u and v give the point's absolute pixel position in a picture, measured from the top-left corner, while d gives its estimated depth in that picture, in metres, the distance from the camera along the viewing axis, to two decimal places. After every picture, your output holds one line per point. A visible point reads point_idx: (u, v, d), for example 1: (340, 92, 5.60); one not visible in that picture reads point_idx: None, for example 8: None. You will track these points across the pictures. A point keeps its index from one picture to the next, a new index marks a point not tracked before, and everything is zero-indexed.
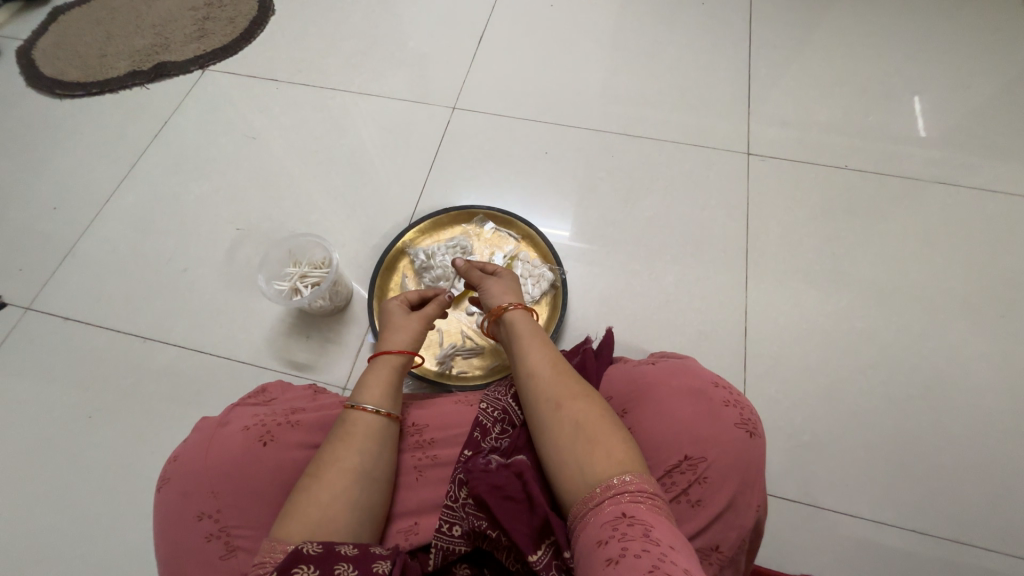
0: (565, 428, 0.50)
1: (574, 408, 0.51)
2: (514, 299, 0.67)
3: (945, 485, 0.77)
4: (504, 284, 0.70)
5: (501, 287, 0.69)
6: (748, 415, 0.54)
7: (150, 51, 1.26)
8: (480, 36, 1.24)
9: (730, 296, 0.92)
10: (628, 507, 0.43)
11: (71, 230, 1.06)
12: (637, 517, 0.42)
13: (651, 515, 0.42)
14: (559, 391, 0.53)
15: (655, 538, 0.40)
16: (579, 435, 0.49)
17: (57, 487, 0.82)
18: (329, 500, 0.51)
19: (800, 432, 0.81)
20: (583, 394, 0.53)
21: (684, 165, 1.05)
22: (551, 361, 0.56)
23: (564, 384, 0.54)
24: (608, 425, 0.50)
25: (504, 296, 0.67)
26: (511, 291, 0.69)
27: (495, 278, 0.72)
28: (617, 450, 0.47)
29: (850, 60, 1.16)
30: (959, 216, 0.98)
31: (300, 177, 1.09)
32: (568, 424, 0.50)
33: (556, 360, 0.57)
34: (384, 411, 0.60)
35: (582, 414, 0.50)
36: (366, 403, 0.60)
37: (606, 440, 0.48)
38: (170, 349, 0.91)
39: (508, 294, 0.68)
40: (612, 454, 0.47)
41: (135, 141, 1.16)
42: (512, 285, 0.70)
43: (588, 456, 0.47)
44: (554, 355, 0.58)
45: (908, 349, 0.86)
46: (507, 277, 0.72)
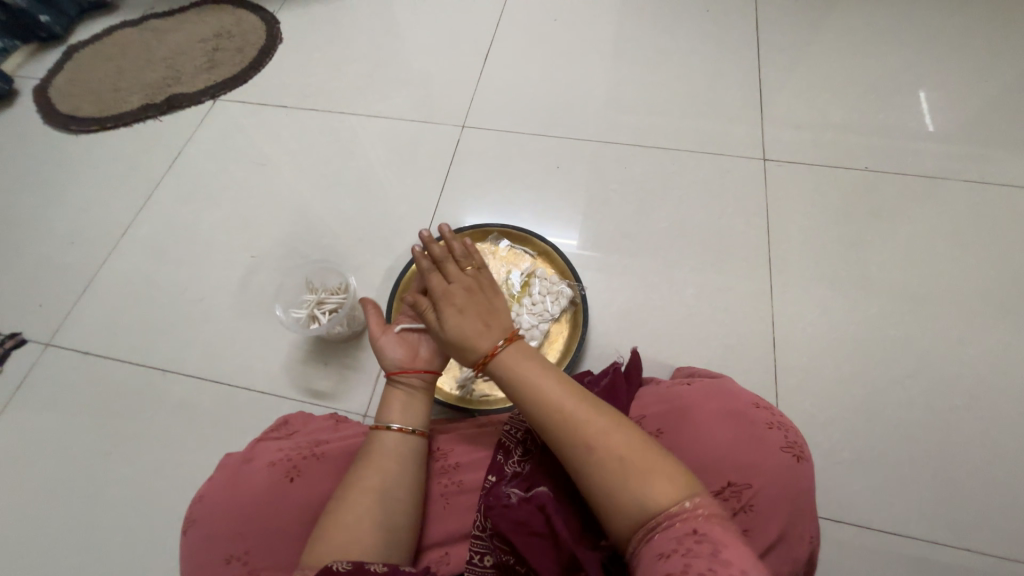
0: (612, 457, 0.46)
1: (611, 438, 0.47)
2: (484, 322, 0.57)
3: (996, 499, 0.74)
4: (476, 300, 0.60)
5: (470, 307, 0.59)
6: (794, 438, 0.51)
7: (162, 84, 1.28)
8: (485, 54, 1.24)
9: (754, 306, 0.89)
10: (695, 527, 0.40)
11: (89, 264, 1.06)
12: (706, 536, 0.39)
13: (722, 533, 0.39)
14: (600, 418, 0.48)
15: (726, 558, 0.36)
16: (630, 462, 0.45)
17: (78, 526, 0.81)
18: (361, 523, 0.50)
19: (838, 447, 0.78)
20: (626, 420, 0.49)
21: (698, 173, 1.03)
22: (565, 384, 0.51)
23: (602, 411, 0.49)
24: (660, 449, 0.46)
25: (476, 337, 0.56)
26: (482, 314, 0.58)
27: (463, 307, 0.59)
28: (672, 475, 0.44)
29: (860, 59, 1.14)
30: (986, 214, 0.95)
31: (312, 202, 1.09)
32: (616, 452, 0.46)
33: (574, 386, 0.51)
34: (410, 427, 0.58)
35: (630, 441, 0.46)
36: (393, 421, 0.58)
37: (662, 463, 0.44)
38: (188, 380, 0.91)
39: (475, 319, 0.58)
40: (669, 480, 0.43)
41: (150, 172, 1.17)
42: (490, 307, 0.59)
43: (643, 481, 0.44)
44: (572, 383, 0.52)
45: (944, 355, 0.83)
46: (486, 294, 0.61)
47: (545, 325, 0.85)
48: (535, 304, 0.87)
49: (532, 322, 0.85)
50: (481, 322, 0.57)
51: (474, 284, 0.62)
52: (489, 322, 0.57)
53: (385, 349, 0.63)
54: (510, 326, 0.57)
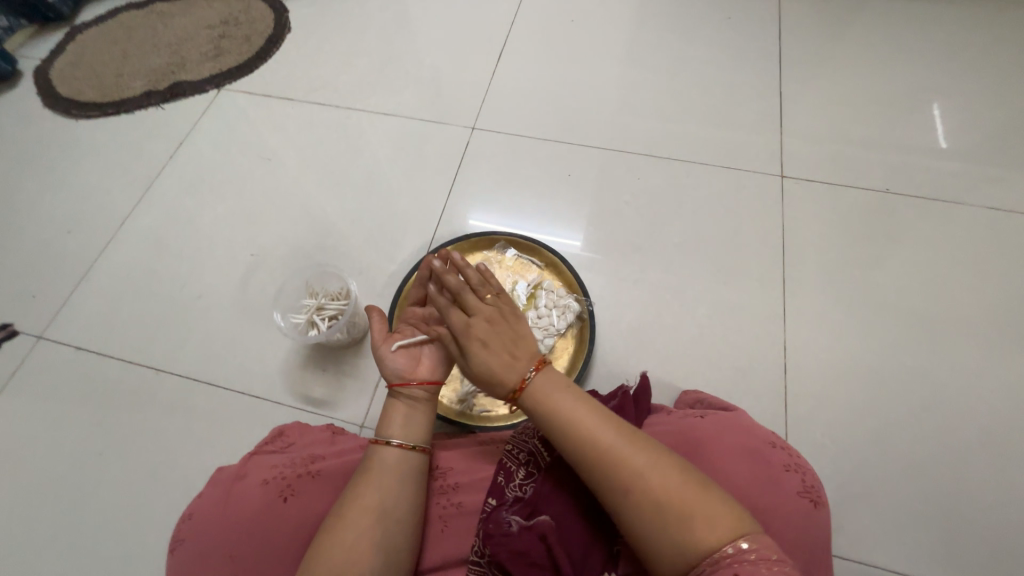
0: (647, 496, 0.43)
1: (650, 475, 0.44)
2: (511, 353, 0.53)
3: (1008, 541, 0.72)
4: (499, 329, 0.55)
5: (495, 337, 0.54)
6: (810, 481, 0.50)
7: (165, 71, 1.25)
8: (497, 53, 1.21)
9: (765, 329, 0.87)
10: (739, 571, 0.37)
11: (86, 255, 1.04)
12: None
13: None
14: (630, 452, 0.46)
15: None
16: (668, 503, 0.43)
17: (65, 529, 0.79)
18: (355, 545, 0.48)
19: (847, 480, 0.76)
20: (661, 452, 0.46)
21: (713, 188, 1.01)
22: (595, 416, 0.49)
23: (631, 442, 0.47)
24: (701, 486, 0.44)
25: (500, 374, 0.53)
26: (506, 346, 0.54)
27: (488, 341, 0.54)
28: (716, 513, 0.41)
29: (885, 75, 1.11)
30: (1008, 243, 0.92)
31: (316, 200, 1.06)
32: (651, 491, 0.44)
33: (611, 420, 0.48)
34: (410, 444, 0.56)
35: (664, 478, 0.44)
36: (394, 437, 0.56)
37: (704, 505, 0.42)
38: (183, 381, 0.88)
39: (501, 350, 0.54)
40: (713, 521, 0.41)
41: (151, 162, 1.14)
42: (516, 334, 0.55)
43: (686, 525, 0.41)
44: (609, 414, 0.49)
45: (960, 389, 0.81)
46: (509, 321, 0.56)
47: (550, 340, 0.83)
48: (541, 318, 0.84)
49: (537, 337, 0.82)
50: (508, 353, 0.53)
51: (495, 310, 0.57)
52: (516, 351, 0.54)
53: (385, 360, 0.60)
54: (538, 350, 0.54)
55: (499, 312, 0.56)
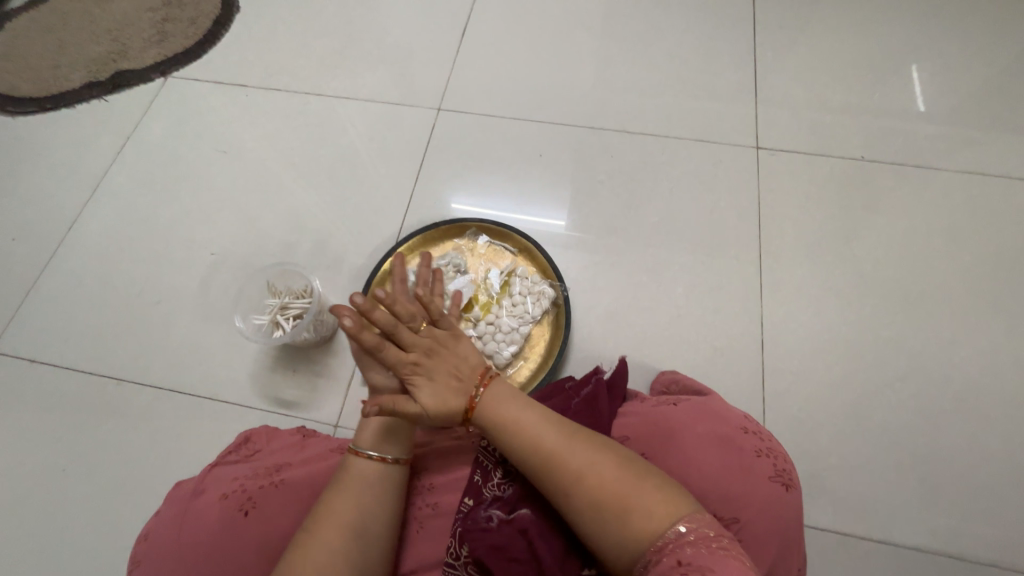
0: (590, 494, 0.43)
1: (592, 471, 0.44)
2: (457, 378, 0.50)
3: (979, 504, 0.73)
4: (440, 359, 0.51)
5: (439, 368, 0.50)
6: (783, 464, 0.50)
7: (106, 60, 1.17)
8: (463, 29, 1.14)
9: (743, 306, 0.86)
10: (681, 554, 0.38)
11: (34, 262, 0.98)
12: (692, 563, 0.37)
13: (714, 555, 0.37)
14: (571, 450, 0.45)
15: None
16: (610, 499, 0.42)
17: (35, 547, 0.76)
18: (325, 559, 0.45)
19: (824, 453, 0.77)
20: (600, 444, 0.46)
21: (688, 163, 0.98)
22: (537, 415, 0.48)
23: (571, 439, 0.46)
24: (640, 475, 0.43)
25: (451, 399, 0.49)
26: (450, 370, 0.50)
27: (432, 369, 0.50)
28: (655, 500, 0.41)
29: (861, 38, 1.08)
30: (984, 208, 0.92)
31: (277, 193, 1.01)
32: (594, 489, 0.43)
33: (546, 419, 0.47)
34: (390, 457, 0.53)
35: (605, 473, 0.43)
36: (370, 449, 0.54)
37: (642, 494, 0.42)
38: (147, 391, 0.85)
39: (447, 378, 0.50)
40: (653, 508, 0.41)
41: (97, 160, 1.08)
42: (457, 357, 0.51)
43: (628, 518, 0.41)
44: (545, 412, 0.49)
45: (936, 357, 0.81)
46: (448, 346, 0.51)
47: (526, 328, 0.81)
48: (516, 306, 0.82)
49: (513, 326, 0.80)
50: (454, 380, 0.50)
51: (432, 339, 0.51)
52: (459, 375, 0.50)
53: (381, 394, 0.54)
54: (479, 365, 0.52)
55: (438, 335, 0.52)
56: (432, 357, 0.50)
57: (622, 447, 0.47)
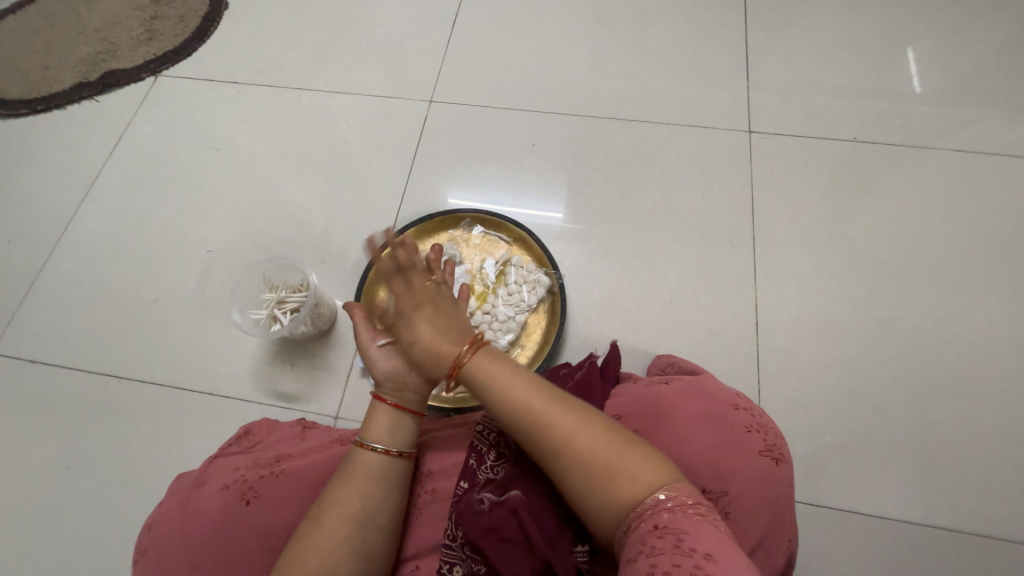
0: (574, 461, 0.43)
1: (578, 438, 0.44)
2: (455, 327, 0.54)
3: (973, 478, 0.74)
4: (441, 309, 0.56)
5: (438, 316, 0.55)
6: (773, 439, 0.51)
7: (96, 59, 1.16)
8: (452, 20, 1.14)
9: (738, 290, 0.86)
10: (658, 518, 0.38)
11: (30, 263, 0.99)
12: (669, 527, 0.37)
13: (690, 521, 0.37)
14: (558, 418, 0.45)
15: (689, 548, 0.35)
16: (593, 467, 0.43)
17: (43, 543, 0.78)
18: (330, 546, 0.47)
19: (818, 432, 0.78)
20: (585, 412, 0.46)
21: (680, 148, 0.98)
22: (524, 380, 0.48)
23: (558, 406, 0.46)
24: (625, 444, 0.43)
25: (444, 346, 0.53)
26: (448, 323, 0.55)
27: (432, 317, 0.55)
28: (638, 468, 0.41)
29: (852, 19, 1.07)
30: (976, 186, 0.92)
31: (271, 189, 1.01)
32: (579, 456, 0.43)
33: (535, 384, 0.48)
34: (394, 449, 0.54)
35: (590, 441, 0.44)
36: (376, 442, 0.54)
37: (626, 461, 0.42)
38: (147, 388, 0.86)
39: (445, 326, 0.54)
40: (637, 476, 0.41)
41: (90, 160, 1.08)
42: (456, 314, 0.56)
43: (611, 484, 0.41)
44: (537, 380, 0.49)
45: (930, 335, 0.82)
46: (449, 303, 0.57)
47: (522, 316, 0.81)
48: (512, 295, 0.83)
49: (508, 314, 0.81)
50: (450, 328, 0.54)
51: (436, 294, 0.57)
52: (456, 328, 0.54)
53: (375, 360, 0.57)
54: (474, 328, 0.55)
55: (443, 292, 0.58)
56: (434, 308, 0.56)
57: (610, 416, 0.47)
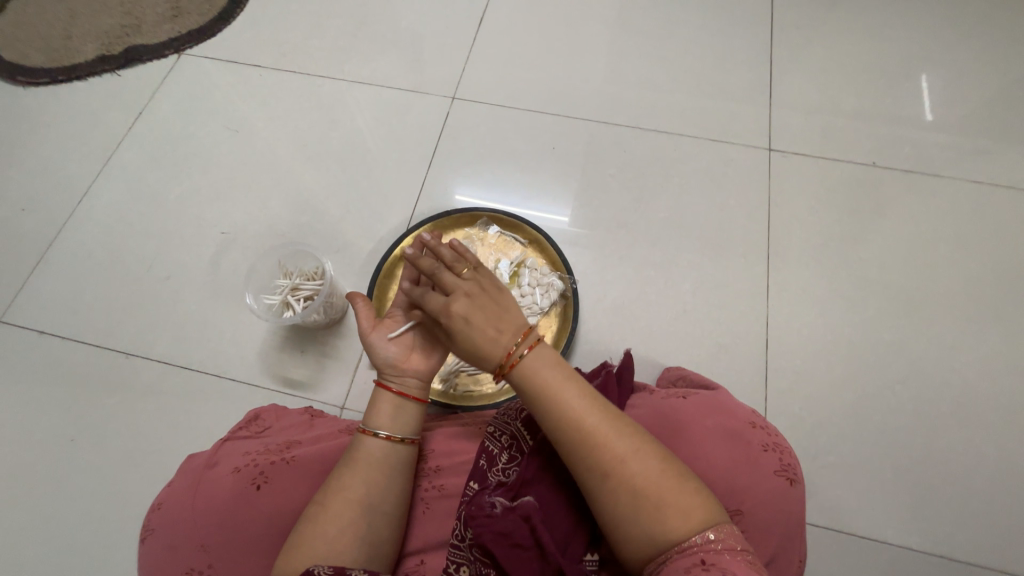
0: (622, 488, 0.43)
1: (631, 465, 0.44)
2: (496, 329, 0.51)
3: (972, 506, 0.75)
4: (480, 306, 0.52)
5: (478, 313, 0.52)
6: (787, 459, 0.51)
7: (119, 33, 1.16)
8: (478, 17, 1.14)
9: (749, 306, 0.87)
10: (705, 554, 0.39)
11: (43, 233, 0.98)
12: (718, 565, 0.38)
13: (739, 565, 0.38)
14: (614, 445, 0.45)
15: None
16: (642, 496, 0.43)
17: (42, 515, 0.78)
18: (335, 532, 0.47)
19: (821, 452, 0.78)
20: (641, 440, 0.46)
21: (699, 161, 0.98)
22: (580, 398, 0.47)
23: (615, 431, 0.45)
24: (676, 477, 0.43)
25: (488, 346, 0.50)
26: (491, 321, 0.51)
27: (470, 318, 0.51)
28: (689, 504, 0.42)
29: (876, 43, 1.08)
30: (991, 217, 0.92)
31: (289, 174, 1.01)
32: (628, 484, 0.43)
33: (593, 402, 0.47)
34: (397, 436, 0.54)
35: (643, 471, 0.43)
36: (381, 428, 0.54)
37: (677, 495, 0.42)
38: (154, 365, 0.86)
39: (485, 326, 0.51)
40: (688, 512, 0.41)
41: (108, 134, 1.07)
42: (497, 308, 0.52)
43: (658, 516, 0.42)
44: (594, 396, 0.48)
45: (937, 362, 0.83)
46: (489, 296, 0.53)
47: (533, 319, 0.81)
48: (524, 297, 0.83)
49: None
50: (493, 329, 0.51)
51: (472, 288, 0.53)
52: (500, 327, 0.51)
53: (379, 349, 0.57)
54: (522, 324, 0.51)
55: (478, 287, 0.53)
56: (468, 307, 0.52)
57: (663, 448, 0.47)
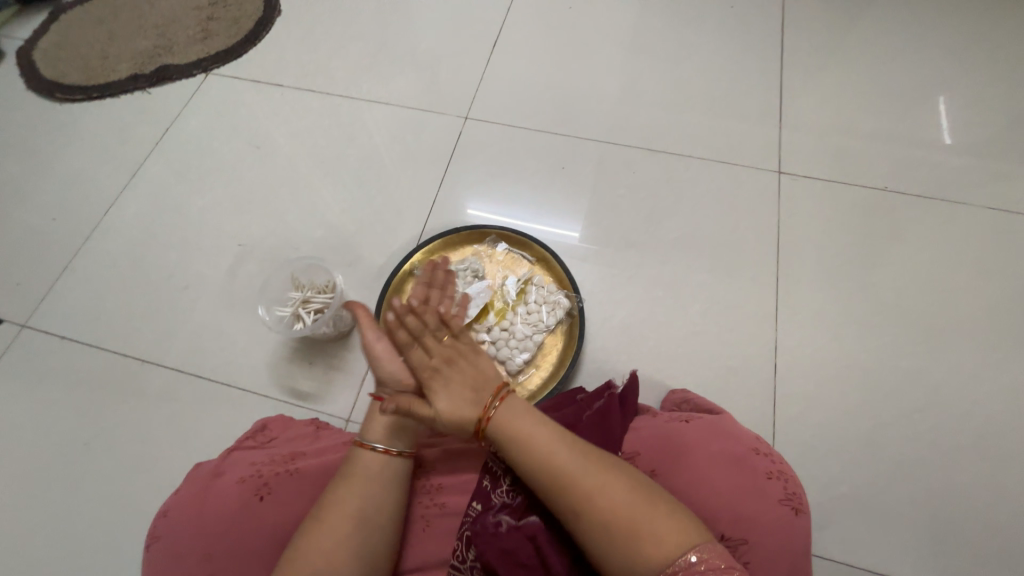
0: (601, 514, 0.43)
1: (606, 493, 0.44)
2: (472, 391, 0.53)
3: (993, 545, 0.72)
4: (458, 372, 0.54)
5: (456, 376, 0.54)
6: (793, 487, 0.51)
7: (152, 53, 1.22)
8: (493, 40, 1.17)
9: (758, 328, 0.86)
10: None
11: (70, 242, 1.02)
12: None
13: None
14: (587, 473, 0.45)
15: None
16: (619, 522, 0.43)
17: (52, 517, 0.79)
18: (331, 545, 0.47)
19: (832, 482, 0.76)
20: (612, 466, 0.46)
21: (709, 183, 0.99)
22: (549, 432, 0.49)
23: (586, 458, 0.46)
24: (652, 501, 0.44)
25: (462, 411, 0.52)
26: (467, 385, 0.53)
27: (446, 383, 0.54)
28: (667, 528, 0.42)
29: (889, 68, 1.08)
30: (1009, 244, 0.91)
31: (305, 190, 1.04)
32: (603, 510, 0.43)
33: (564, 434, 0.49)
34: (394, 449, 0.55)
35: (617, 498, 0.44)
36: (377, 442, 0.56)
37: (654, 518, 0.42)
38: (168, 373, 0.88)
39: (463, 389, 0.53)
40: (666, 534, 0.41)
41: (136, 148, 1.12)
42: (474, 370, 0.55)
43: (637, 541, 0.41)
44: (561, 433, 0.49)
45: (954, 392, 0.80)
46: (468, 359, 0.55)
47: (539, 337, 0.82)
48: (530, 314, 0.83)
49: (526, 334, 0.81)
50: (468, 394, 0.53)
51: (450, 354, 0.55)
52: (476, 389, 0.53)
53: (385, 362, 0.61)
54: (498, 383, 0.54)
55: (459, 348, 0.56)
56: (448, 374, 0.55)
57: (637, 472, 0.47)
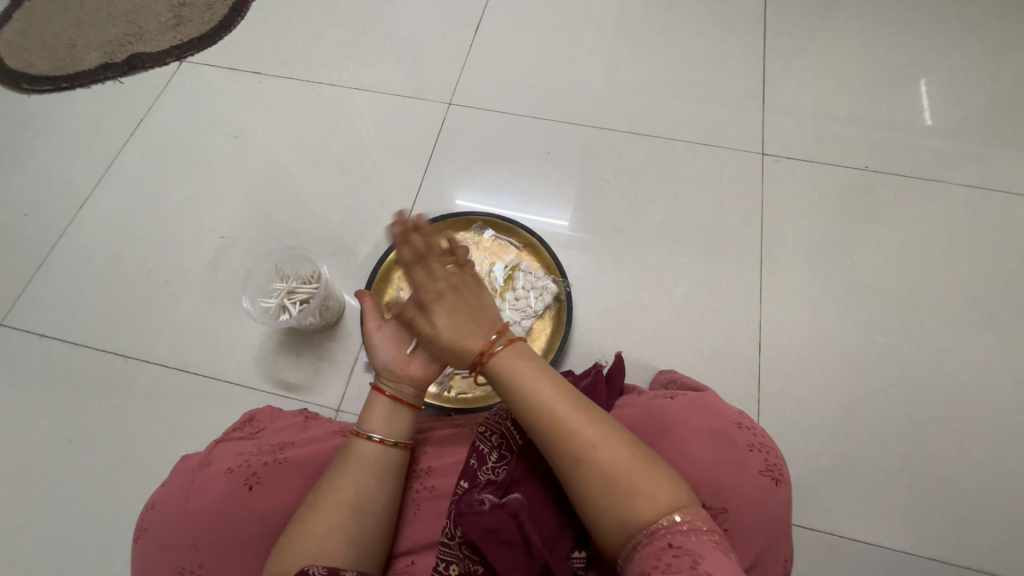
0: (595, 472, 0.44)
1: (602, 448, 0.44)
2: (477, 320, 0.53)
3: (965, 510, 0.75)
4: (461, 301, 0.54)
5: (459, 305, 0.54)
6: (774, 459, 0.52)
7: (122, 42, 1.18)
8: (476, 25, 1.15)
9: (742, 308, 0.87)
10: (672, 538, 0.39)
11: (45, 237, 1.00)
12: (683, 547, 0.39)
13: (705, 547, 0.38)
14: (585, 428, 0.45)
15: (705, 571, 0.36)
16: (612, 480, 0.43)
17: (39, 515, 0.78)
18: (324, 533, 0.47)
19: (814, 455, 0.78)
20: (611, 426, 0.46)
21: (693, 166, 0.99)
22: (554, 388, 0.48)
23: (586, 416, 0.46)
24: (645, 462, 0.44)
25: (466, 339, 0.51)
26: (471, 313, 0.53)
27: (450, 310, 0.53)
28: (657, 489, 0.42)
29: (869, 50, 1.09)
30: (982, 221, 0.93)
31: (287, 180, 1.02)
32: (597, 469, 0.44)
33: (566, 390, 0.48)
34: (390, 440, 0.54)
35: (613, 455, 0.44)
36: (374, 431, 0.54)
37: (645, 479, 0.43)
38: (152, 367, 0.87)
39: (467, 317, 0.53)
40: (656, 495, 0.42)
41: (110, 140, 1.09)
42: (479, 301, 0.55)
43: (626, 500, 0.42)
44: (566, 386, 0.49)
45: (930, 366, 0.83)
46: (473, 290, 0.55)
47: (527, 321, 0.82)
48: (519, 300, 0.84)
49: (514, 319, 0.82)
50: (471, 322, 0.52)
51: (453, 282, 0.55)
52: (480, 320, 0.53)
53: (376, 347, 0.58)
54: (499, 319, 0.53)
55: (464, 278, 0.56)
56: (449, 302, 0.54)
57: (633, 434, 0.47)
